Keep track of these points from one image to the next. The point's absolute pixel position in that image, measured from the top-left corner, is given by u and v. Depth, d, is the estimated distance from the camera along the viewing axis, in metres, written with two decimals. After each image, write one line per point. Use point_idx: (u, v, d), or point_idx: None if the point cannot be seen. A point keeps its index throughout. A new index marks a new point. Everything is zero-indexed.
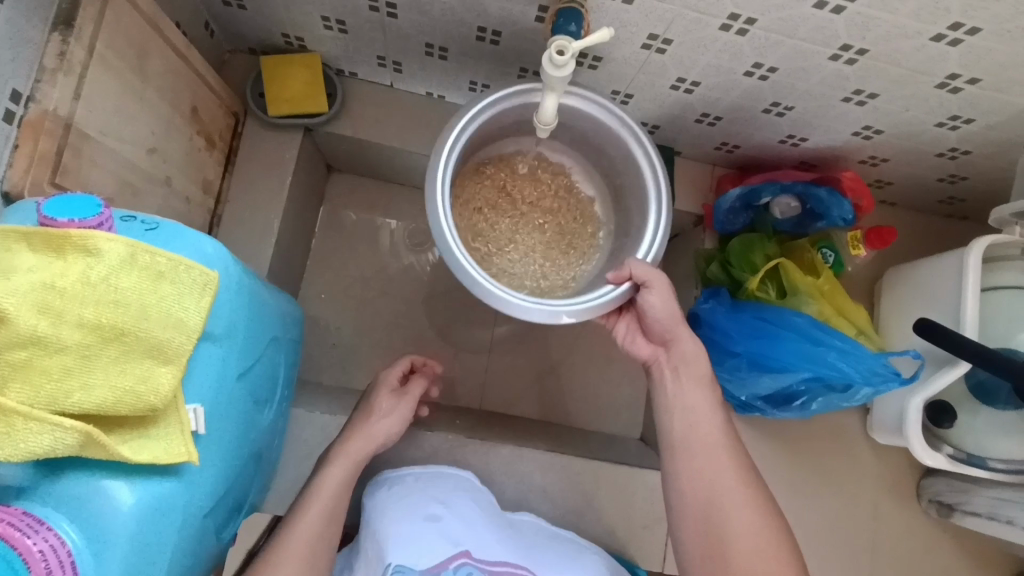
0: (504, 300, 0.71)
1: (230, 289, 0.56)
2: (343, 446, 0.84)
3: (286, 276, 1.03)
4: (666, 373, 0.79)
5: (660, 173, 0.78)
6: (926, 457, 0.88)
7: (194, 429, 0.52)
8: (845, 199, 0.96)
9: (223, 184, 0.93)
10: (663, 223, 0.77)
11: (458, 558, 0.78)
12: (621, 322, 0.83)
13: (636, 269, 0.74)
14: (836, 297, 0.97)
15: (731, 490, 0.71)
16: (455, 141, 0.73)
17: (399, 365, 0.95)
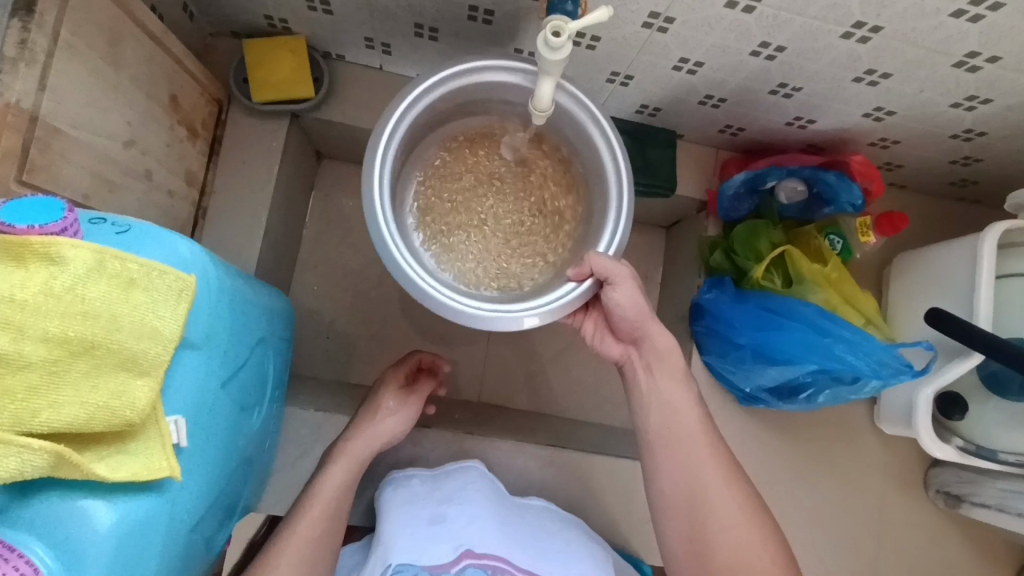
0: (436, 298, 0.67)
1: (210, 292, 0.53)
2: (344, 445, 0.83)
3: (277, 269, 1.00)
4: (639, 370, 0.75)
5: (620, 162, 0.72)
6: (935, 448, 0.86)
7: (176, 441, 0.49)
8: (853, 183, 0.92)
9: (208, 175, 0.89)
10: (624, 215, 0.72)
11: (461, 561, 0.77)
12: (589, 320, 0.78)
13: (597, 264, 0.67)
14: (843, 285, 0.94)
15: (716, 486, 0.69)
16: (388, 136, 0.69)
17: (410, 362, 0.93)
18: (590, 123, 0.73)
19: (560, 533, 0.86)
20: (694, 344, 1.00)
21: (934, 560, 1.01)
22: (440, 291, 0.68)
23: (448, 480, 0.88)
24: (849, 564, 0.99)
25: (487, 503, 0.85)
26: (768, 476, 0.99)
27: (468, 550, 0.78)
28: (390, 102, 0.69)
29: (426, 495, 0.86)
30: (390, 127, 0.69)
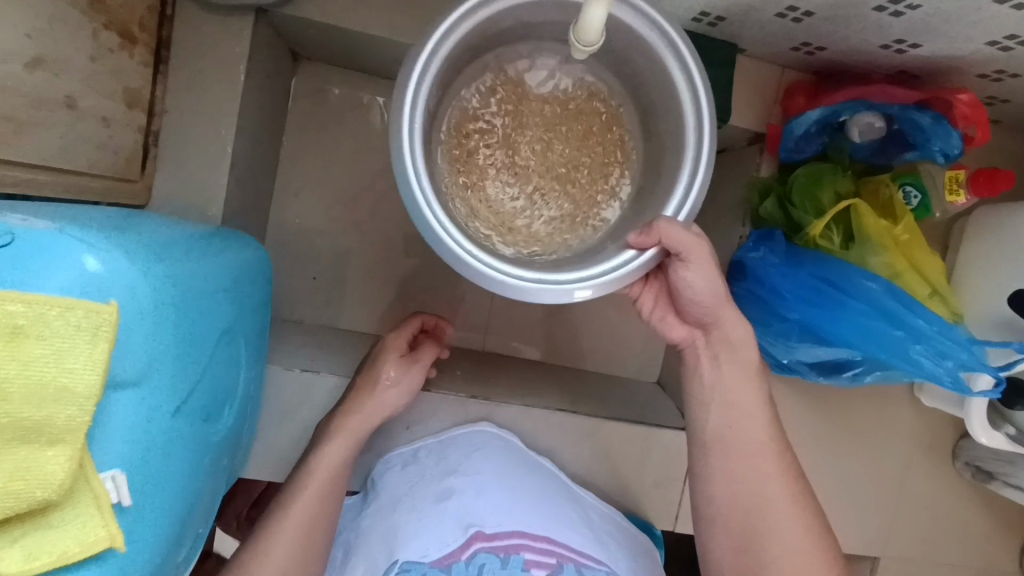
0: (490, 276, 0.54)
1: (145, 314, 0.41)
2: (343, 419, 0.76)
3: (250, 201, 0.85)
4: (703, 359, 0.66)
5: (704, 103, 0.57)
6: (982, 435, 0.78)
7: (116, 501, 0.40)
8: (951, 127, 0.76)
9: (156, 90, 0.71)
10: (704, 171, 0.57)
11: (471, 545, 0.68)
12: (649, 292, 0.68)
13: (670, 236, 0.55)
14: (914, 248, 0.80)
15: (775, 505, 0.62)
16: (421, 76, 0.53)
17: (411, 325, 0.85)
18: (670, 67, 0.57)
19: (569, 499, 0.81)
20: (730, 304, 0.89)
21: (948, 528, 0.99)
22: (496, 269, 0.54)
23: (454, 446, 0.82)
24: (861, 531, 0.96)
25: (494, 471, 0.79)
26: (792, 443, 0.93)
27: (478, 533, 0.69)
28: (421, 36, 0.53)
29: (431, 468, 0.80)
30: (432, 52, 0.53)
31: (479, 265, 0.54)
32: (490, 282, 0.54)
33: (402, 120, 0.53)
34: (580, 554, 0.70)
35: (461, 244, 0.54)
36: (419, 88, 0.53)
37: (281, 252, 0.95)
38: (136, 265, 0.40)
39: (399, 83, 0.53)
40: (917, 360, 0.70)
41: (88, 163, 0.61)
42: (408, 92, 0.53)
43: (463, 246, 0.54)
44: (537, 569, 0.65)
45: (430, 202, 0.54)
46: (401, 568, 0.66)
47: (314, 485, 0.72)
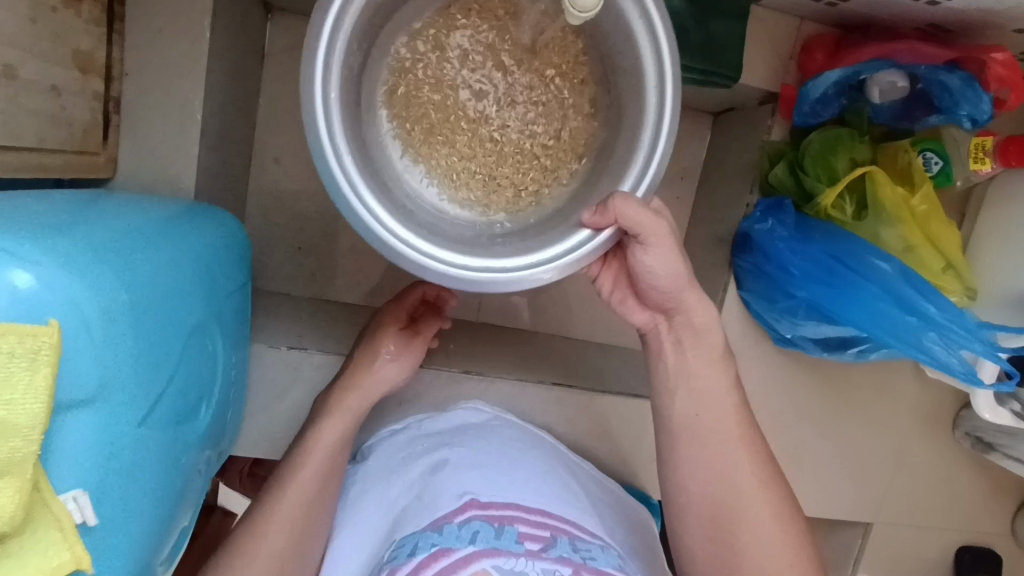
0: (428, 268, 0.49)
1: (92, 329, 0.39)
2: (341, 397, 0.72)
3: (226, 169, 0.80)
4: (667, 344, 0.63)
5: (666, 62, 0.49)
6: (986, 411, 0.74)
7: (81, 521, 0.38)
8: (981, 89, 0.70)
9: (111, 51, 0.64)
10: (663, 151, 0.51)
11: (465, 512, 0.65)
12: (608, 273, 0.64)
13: (626, 216, 0.50)
14: (931, 221, 0.74)
15: (759, 505, 0.61)
16: (333, 36, 0.46)
17: (414, 295, 0.79)
18: (631, 29, 0.50)
19: (568, 472, 0.79)
20: (734, 276, 0.85)
21: (943, 495, 0.99)
22: (432, 257, 0.50)
23: (449, 420, 0.80)
24: (857, 500, 0.96)
25: (494, 445, 0.76)
26: (792, 416, 0.91)
27: (472, 500, 0.67)
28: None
29: (421, 443, 0.78)
30: (342, 7, 0.46)
31: (410, 253, 0.49)
32: (426, 272, 0.49)
33: (312, 96, 0.46)
34: (576, 530, 0.67)
35: (392, 231, 0.49)
36: (328, 54, 0.46)
37: (263, 222, 0.91)
38: (77, 275, 0.38)
39: (305, 48, 0.46)
40: (928, 348, 0.68)
41: (39, 139, 0.55)
42: (316, 59, 0.46)
43: (396, 233, 0.49)
44: (530, 542, 0.61)
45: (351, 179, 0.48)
46: (398, 543, 0.64)
47: (309, 467, 0.68)
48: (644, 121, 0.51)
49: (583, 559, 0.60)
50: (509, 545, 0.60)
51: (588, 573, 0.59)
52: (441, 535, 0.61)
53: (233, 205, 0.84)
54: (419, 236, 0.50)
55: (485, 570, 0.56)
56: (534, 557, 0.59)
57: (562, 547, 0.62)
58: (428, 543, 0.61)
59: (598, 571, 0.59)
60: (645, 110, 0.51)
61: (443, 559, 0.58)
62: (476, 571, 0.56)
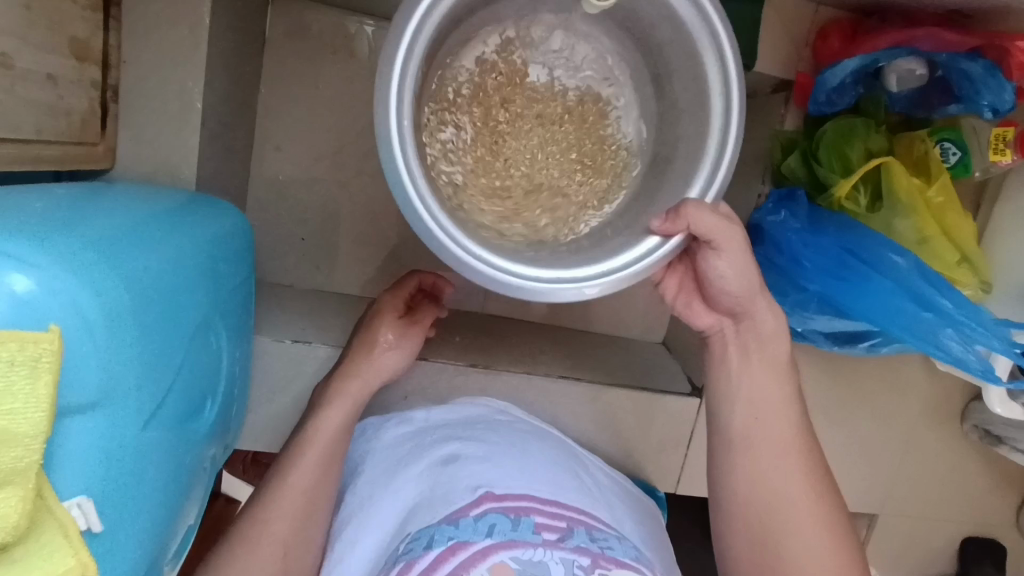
0: (505, 282, 0.49)
1: (96, 333, 0.38)
2: (340, 383, 0.70)
3: (227, 158, 0.78)
4: (732, 349, 0.62)
5: (733, 82, 0.51)
6: (996, 404, 0.72)
7: (86, 526, 0.37)
8: (1004, 78, 0.68)
9: (109, 38, 0.63)
10: (732, 149, 0.52)
11: (482, 505, 0.64)
12: (673, 276, 0.63)
13: (700, 222, 0.51)
14: (947, 214, 0.72)
15: (771, 499, 0.60)
16: (414, 40, 0.46)
17: (409, 284, 0.79)
18: (692, 38, 0.52)
19: (578, 461, 0.78)
20: None
21: (949, 488, 0.98)
22: (508, 273, 0.50)
23: (458, 412, 0.80)
24: (864, 492, 0.96)
25: (504, 437, 0.75)
26: (801, 409, 0.90)
27: (488, 494, 0.65)
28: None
29: (430, 435, 0.77)
30: (427, 8, 0.46)
31: (485, 269, 0.49)
32: (499, 284, 0.49)
33: (388, 115, 0.45)
34: (589, 520, 0.66)
35: (470, 249, 0.49)
36: (405, 66, 0.45)
37: (265, 213, 0.90)
38: (80, 279, 0.37)
39: (382, 63, 0.45)
40: (944, 345, 0.66)
41: (36, 130, 0.53)
42: (393, 75, 0.45)
43: (471, 250, 0.49)
44: (547, 532, 0.61)
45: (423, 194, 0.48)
46: (413, 537, 0.63)
47: (314, 454, 0.67)
48: (709, 133, 0.53)
49: (602, 549, 0.60)
50: (526, 536, 0.59)
51: (607, 562, 0.59)
52: (457, 529, 0.61)
53: (235, 196, 0.82)
54: (493, 253, 0.50)
55: (504, 562, 0.56)
56: (553, 546, 0.58)
57: (579, 537, 0.61)
58: (444, 537, 0.60)
59: (618, 562, 0.59)
60: (709, 125, 0.53)
61: (461, 552, 0.57)
62: (494, 564, 0.56)
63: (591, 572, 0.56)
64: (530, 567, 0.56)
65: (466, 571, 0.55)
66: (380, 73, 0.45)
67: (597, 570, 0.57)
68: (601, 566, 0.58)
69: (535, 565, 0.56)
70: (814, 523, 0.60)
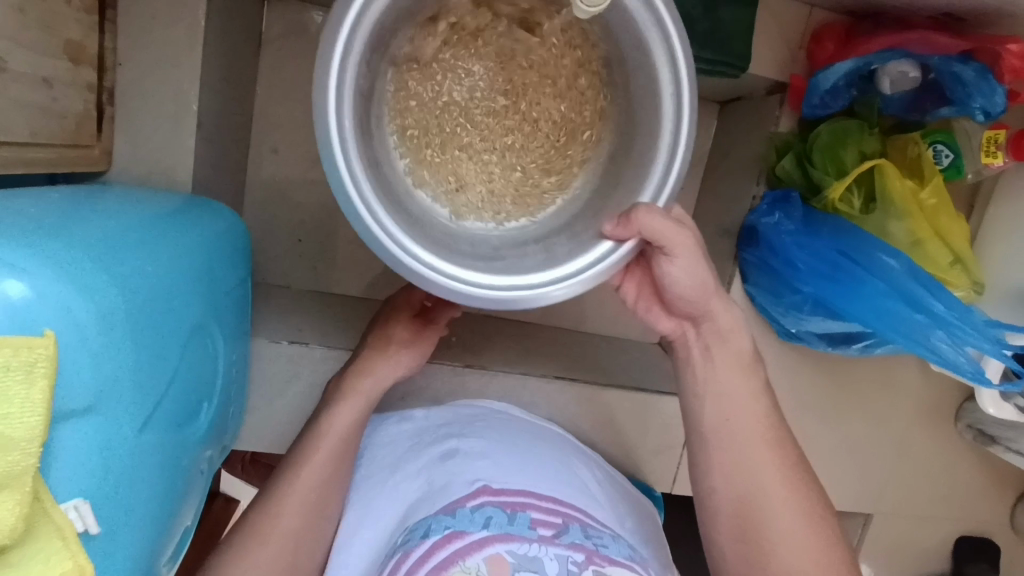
0: (456, 290, 0.48)
1: (89, 338, 0.38)
2: (347, 384, 0.70)
3: (223, 159, 0.79)
4: (694, 351, 0.63)
5: (681, 61, 0.49)
6: (989, 406, 0.73)
7: (82, 529, 0.38)
8: (995, 83, 0.69)
9: (104, 40, 0.63)
10: (683, 151, 0.50)
11: (478, 497, 0.64)
12: (632, 280, 0.64)
13: (650, 226, 0.50)
14: (940, 216, 0.73)
15: (767, 499, 0.61)
16: (344, 61, 0.44)
17: (427, 281, 0.74)
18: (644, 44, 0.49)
19: (578, 459, 0.79)
20: (739, 270, 0.84)
21: (944, 487, 0.99)
22: (457, 279, 0.49)
23: (456, 411, 0.80)
24: (859, 491, 0.96)
25: (502, 436, 0.76)
26: (796, 410, 0.91)
27: (485, 487, 0.66)
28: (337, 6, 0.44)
29: (431, 432, 0.78)
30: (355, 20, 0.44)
31: (438, 278, 0.48)
32: (452, 294, 0.48)
33: (327, 125, 0.45)
34: (585, 518, 0.66)
35: (421, 257, 0.48)
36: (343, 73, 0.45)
37: (262, 215, 0.90)
38: (74, 284, 0.38)
39: (316, 77, 0.44)
40: (934, 345, 0.67)
41: (30, 133, 0.54)
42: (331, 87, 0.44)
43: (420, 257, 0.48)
44: (544, 528, 0.61)
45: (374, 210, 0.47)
46: (411, 529, 0.63)
47: (326, 447, 0.66)
48: (662, 118, 0.51)
49: (596, 546, 0.60)
50: (522, 530, 0.60)
51: (600, 560, 0.59)
52: (454, 518, 0.61)
53: (230, 198, 0.83)
54: (443, 259, 0.49)
55: (499, 554, 0.56)
56: (547, 543, 0.59)
57: (574, 534, 0.62)
58: (441, 526, 0.61)
59: (610, 560, 0.59)
60: (661, 109, 0.50)
61: (456, 541, 0.58)
62: (490, 554, 0.56)
63: (585, 568, 0.57)
64: (526, 562, 0.56)
65: (460, 559, 0.56)
66: (317, 85, 0.44)
67: (590, 567, 0.57)
68: (595, 563, 0.58)
69: (531, 560, 0.56)
70: (811, 525, 0.60)
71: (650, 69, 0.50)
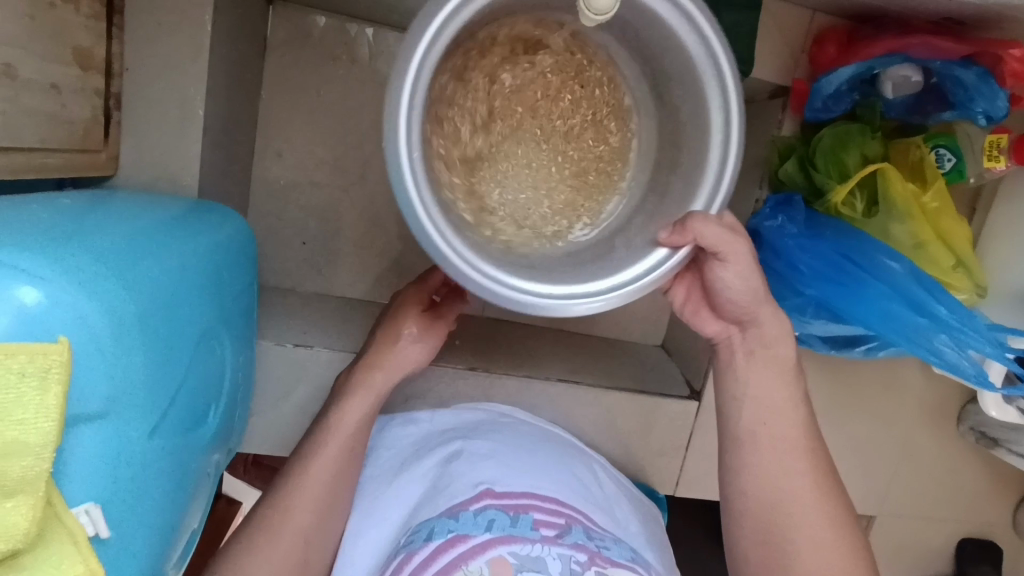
0: (521, 301, 0.49)
1: (100, 345, 0.38)
2: (365, 375, 0.69)
3: (229, 163, 0.79)
4: (738, 355, 0.63)
5: (729, 80, 0.49)
6: (991, 408, 0.74)
7: (93, 533, 0.38)
8: (997, 86, 0.69)
9: (112, 47, 0.63)
10: (734, 160, 0.50)
11: (481, 500, 0.65)
12: (681, 285, 0.64)
13: (707, 235, 0.51)
14: (941, 218, 0.73)
15: (774, 501, 0.61)
16: (415, 92, 0.44)
17: (437, 275, 0.74)
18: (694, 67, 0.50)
19: (582, 461, 0.79)
20: None
21: (946, 490, 0.99)
22: (525, 296, 0.49)
23: (461, 414, 0.80)
24: (862, 493, 0.97)
25: (508, 439, 0.76)
26: None
27: (488, 490, 0.66)
28: (414, 24, 0.43)
29: (437, 434, 0.78)
30: (429, 43, 0.44)
31: (508, 292, 0.48)
32: (518, 306, 0.49)
33: (398, 158, 0.45)
34: (588, 521, 0.67)
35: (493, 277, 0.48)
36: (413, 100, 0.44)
37: (266, 219, 0.90)
38: (85, 290, 0.38)
39: (388, 108, 0.44)
40: (935, 350, 0.67)
41: (39, 138, 0.54)
42: (401, 112, 0.44)
43: (490, 274, 0.48)
44: (546, 528, 0.61)
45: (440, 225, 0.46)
46: (415, 531, 0.63)
47: (335, 445, 0.66)
48: (709, 134, 0.51)
49: (598, 547, 0.61)
50: (525, 531, 0.60)
51: (604, 561, 0.59)
52: (458, 522, 0.62)
53: (236, 202, 0.83)
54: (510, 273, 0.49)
55: (503, 557, 0.57)
56: (550, 543, 0.59)
57: (577, 535, 0.62)
58: (444, 529, 0.61)
59: (613, 561, 0.60)
60: (709, 122, 0.51)
61: (460, 545, 0.58)
62: (493, 557, 0.57)
63: (587, 568, 0.57)
64: (529, 562, 0.57)
65: (465, 563, 0.56)
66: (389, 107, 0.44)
67: (593, 568, 0.58)
68: (597, 564, 0.59)
69: (534, 561, 0.57)
70: (815, 528, 0.60)
71: (699, 93, 0.51)
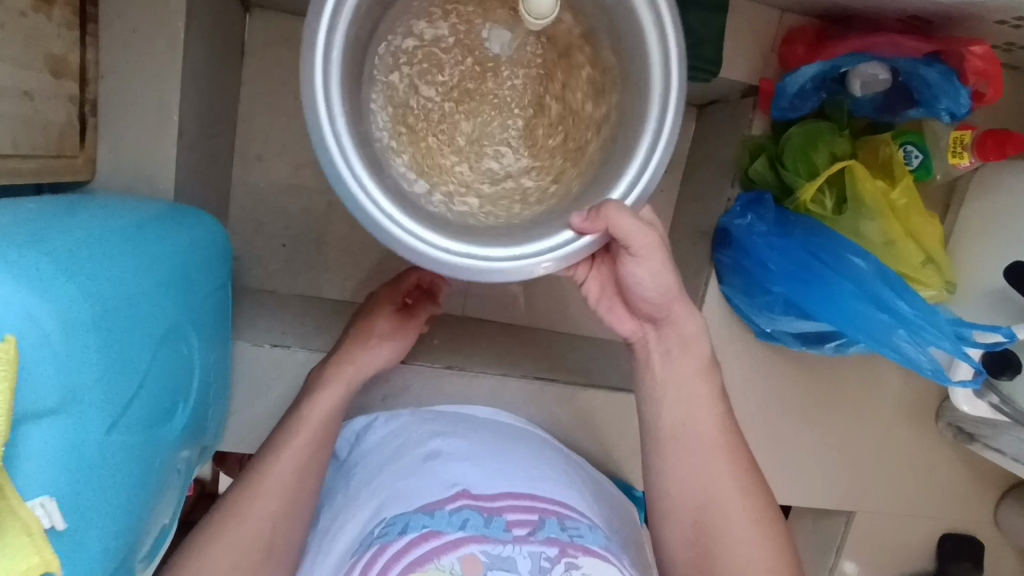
0: (420, 251, 0.47)
1: (51, 347, 0.39)
2: (338, 368, 0.71)
3: (206, 167, 0.81)
4: (654, 353, 0.63)
5: (669, 34, 0.48)
6: (962, 404, 0.76)
7: (50, 526, 0.39)
8: (961, 85, 0.70)
9: (86, 53, 0.65)
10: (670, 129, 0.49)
11: (457, 500, 0.66)
12: (596, 278, 0.63)
13: (619, 226, 0.49)
14: (910, 215, 0.74)
15: (737, 495, 0.62)
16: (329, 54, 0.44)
17: (410, 278, 0.80)
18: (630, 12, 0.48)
19: (556, 456, 0.79)
20: (715, 270, 0.85)
21: (926, 486, 1.00)
22: (438, 249, 0.48)
23: (440, 415, 0.81)
24: (841, 488, 0.97)
25: (485, 439, 0.77)
26: (776, 411, 0.92)
27: (463, 491, 0.67)
28: None
29: (417, 429, 0.78)
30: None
31: (428, 250, 0.47)
32: (427, 260, 0.47)
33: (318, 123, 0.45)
34: (564, 509, 0.68)
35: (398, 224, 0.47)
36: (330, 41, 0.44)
37: (247, 220, 0.92)
38: (38, 292, 0.39)
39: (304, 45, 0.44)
40: (898, 345, 0.68)
41: (12, 144, 0.55)
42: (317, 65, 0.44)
43: (407, 229, 0.47)
44: (518, 528, 0.63)
45: (350, 164, 0.46)
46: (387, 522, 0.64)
47: (306, 435, 0.68)
48: (650, 98, 0.49)
49: (571, 537, 0.62)
50: (497, 533, 0.61)
51: (576, 550, 0.61)
52: (431, 517, 0.63)
53: (214, 204, 0.85)
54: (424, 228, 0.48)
55: (474, 555, 0.58)
56: (522, 542, 0.61)
57: (551, 528, 0.63)
58: (418, 524, 0.62)
59: (586, 548, 0.62)
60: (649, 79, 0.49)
61: (433, 539, 0.60)
62: (464, 556, 0.58)
63: (557, 563, 0.59)
64: (498, 561, 0.58)
65: (437, 557, 0.58)
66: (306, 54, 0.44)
67: (563, 561, 0.60)
68: (568, 556, 0.60)
69: (503, 560, 0.59)
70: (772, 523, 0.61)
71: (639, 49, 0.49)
